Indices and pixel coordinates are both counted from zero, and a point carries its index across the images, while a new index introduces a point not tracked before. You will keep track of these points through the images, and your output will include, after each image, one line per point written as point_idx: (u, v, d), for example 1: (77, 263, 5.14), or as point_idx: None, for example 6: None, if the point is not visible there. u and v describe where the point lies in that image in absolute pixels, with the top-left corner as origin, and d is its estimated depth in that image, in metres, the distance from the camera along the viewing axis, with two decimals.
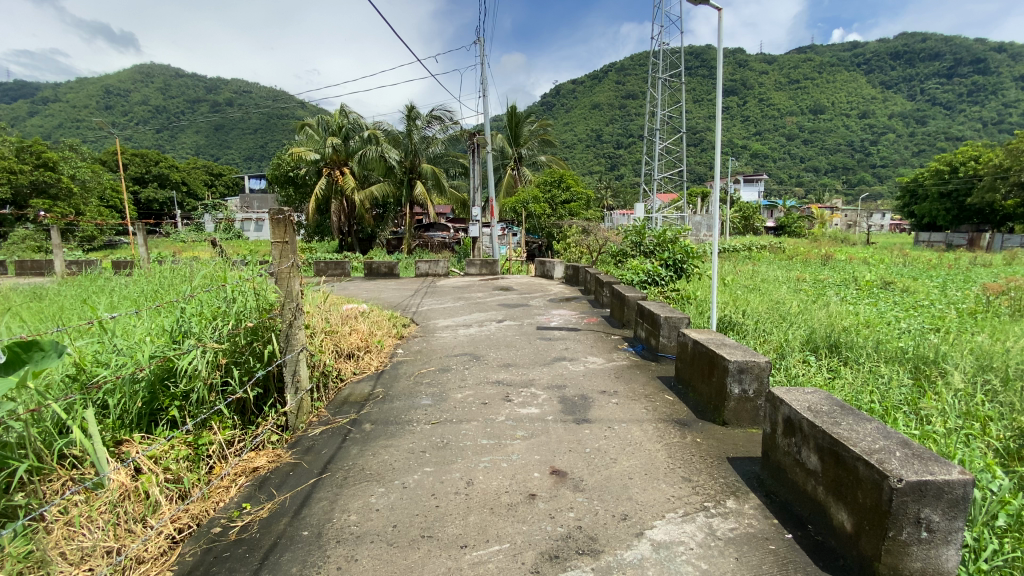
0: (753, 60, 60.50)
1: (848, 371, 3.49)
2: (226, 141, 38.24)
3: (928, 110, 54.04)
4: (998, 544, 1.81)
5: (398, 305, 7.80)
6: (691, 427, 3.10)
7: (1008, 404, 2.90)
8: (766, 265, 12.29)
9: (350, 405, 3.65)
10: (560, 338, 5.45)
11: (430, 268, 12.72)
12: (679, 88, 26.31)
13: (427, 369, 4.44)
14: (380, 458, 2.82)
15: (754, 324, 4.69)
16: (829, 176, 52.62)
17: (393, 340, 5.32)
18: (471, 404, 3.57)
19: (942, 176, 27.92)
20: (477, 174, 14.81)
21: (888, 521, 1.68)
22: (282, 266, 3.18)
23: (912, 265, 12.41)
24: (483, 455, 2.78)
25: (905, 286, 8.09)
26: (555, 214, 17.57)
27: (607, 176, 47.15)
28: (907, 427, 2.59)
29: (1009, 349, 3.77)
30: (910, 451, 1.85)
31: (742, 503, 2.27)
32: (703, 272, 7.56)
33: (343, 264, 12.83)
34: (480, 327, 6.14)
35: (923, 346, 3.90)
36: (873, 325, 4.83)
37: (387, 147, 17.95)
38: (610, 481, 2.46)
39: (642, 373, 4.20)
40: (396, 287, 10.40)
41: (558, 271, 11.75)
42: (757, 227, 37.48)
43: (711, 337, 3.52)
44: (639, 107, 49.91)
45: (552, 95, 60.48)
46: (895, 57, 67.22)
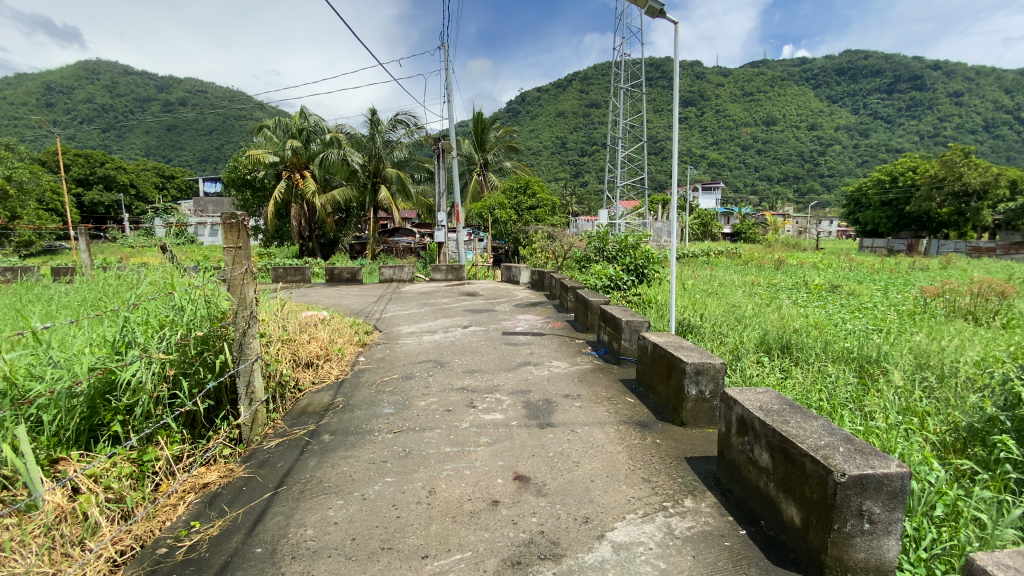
0: (710, 73, 63.11)
1: (798, 371, 3.65)
2: (179, 143, 36.85)
3: (870, 123, 57.39)
4: (935, 532, 1.94)
5: (360, 312, 7.64)
6: (651, 428, 3.16)
7: (943, 400, 3.10)
8: (724, 270, 12.75)
9: (308, 416, 3.54)
10: (525, 343, 5.46)
11: (394, 273, 12.51)
12: (640, 98, 27.06)
13: (389, 377, 4.35)
14: (339, 469, 2.74)
15: (711, 327, 4.85)
16: (782, 185, 55.31)
17: (354, 348, 5.21)
18: (435, 411, 3.53)
19: (883, 185, 29.67)
20: (442, 179, 14.58)
21: (833, 513, 1.75)
22: (234, 272, 3.07)
23: (856, 270, 13.17)
24: (446, 463, 2.74)
25: (850, 289, 8.59)
26: (521, 220, 17.77)
27: (573, 182, 47.92)
28: (852, 423, 2.74)
29: (943, 348, 4.04)
30: (854, 446, 1.94)
31: (699, 501, 2.32)
32: (663, 277, 7.79)
33: (302, 270, 12.41)
34: (445, 333, 6.09)
35: (867, 346, 4.11)
36: (821, 326, 5.10)
37: (349, 151, 17.62)
38: (573, 485, 2.47)
39: (604, 376, 4.26)
40: (359, 293, 10.18)
41: (524, 276, 11.79)
42: (715, 233, 39.00)
43: (670, 340, 3.60)
44: (602, 115, 51.18)
45: (517, 101, 61.16)
46: (839, 73, 71.28)
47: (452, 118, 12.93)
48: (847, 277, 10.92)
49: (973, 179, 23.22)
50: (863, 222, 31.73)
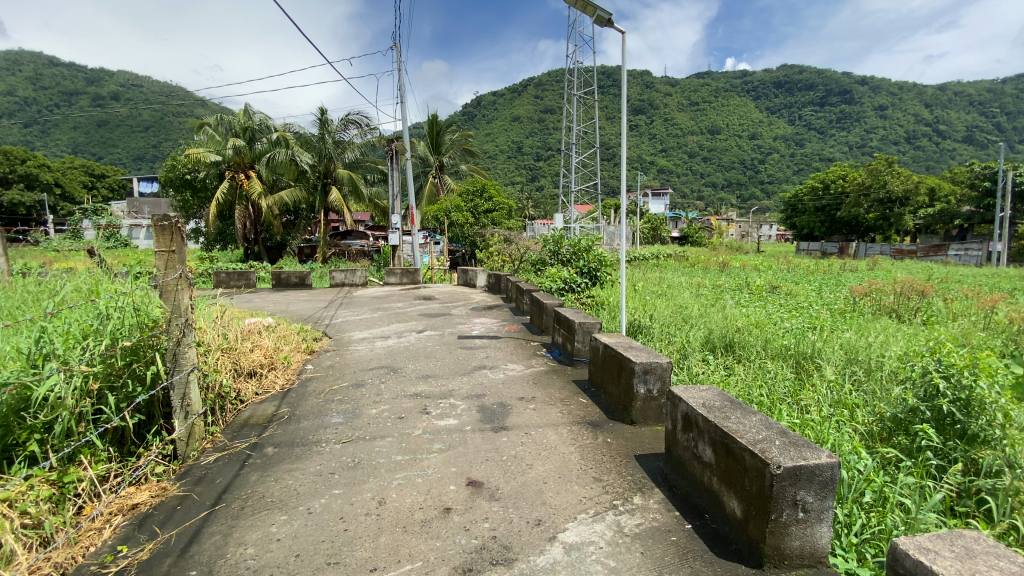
0: (659, 83, 65.49)
1: (740, 368, 3.82)
2: (112, 140, 34.40)
3: (805, 133, 61.11)
4: (863, 518, 2.08)
5: (309, 318, 7.35)
6: (602, 427, 3.22)
7: (869, 391, 3.34)
8: (672, 272, 13.18)
9: (250, 428, 3.38)
10: (481, 347, 5.45)
11: (346, 277, 12.15)
12: (592, 105, 27.63)
13: (338, 386, 4.20)
14: (284, 483, 2.62)
15: (660, 327, 5.00)
16: (726, 191, 57.95)
17: (302, 355, 5.01)
18: (387, 419, 3.44)
19: (817, 193, 31.65)
20: (396, 182, 14.26)
21: (771, 505, 1.83)
22: (167, 277, 2.89)
23: (793, 271, 13.94)
24: (397, 472, 2.68)
25: (788, 289, 9.11)
26: (477, 223, 17.79)
27: (529, 187, 48.33)
28: (790, 417, 2.89)
29: (870, 344, 4.34)
30: (787, 439, 2.04)
31: (647, 498, 2.38)
32: (615, 279, 7.96)
33: (247, 274, 11.82)
34: (398, 338, 5.98)
35: (803, 343, 4.35)
36: (761, 325, 5.36)
37: (298, 151, 17.10)
38: (525, 488, 2.47)
39: (559, 378, 4.30)
40: (307, 298, 9.79)
41: (480, 280, 11.75)
42: (664, 237, 40.37)
43: (620, 340, 3.68)
44: (557, 121, 52.04)
45: (473, 105, 61.24)
46: (777, 86, 75.82)
47: (406, 119, 12.74)
48: (785, 279, 11.57)
49: (896, 187, 25.19)
50: (800, 226, 33.74)
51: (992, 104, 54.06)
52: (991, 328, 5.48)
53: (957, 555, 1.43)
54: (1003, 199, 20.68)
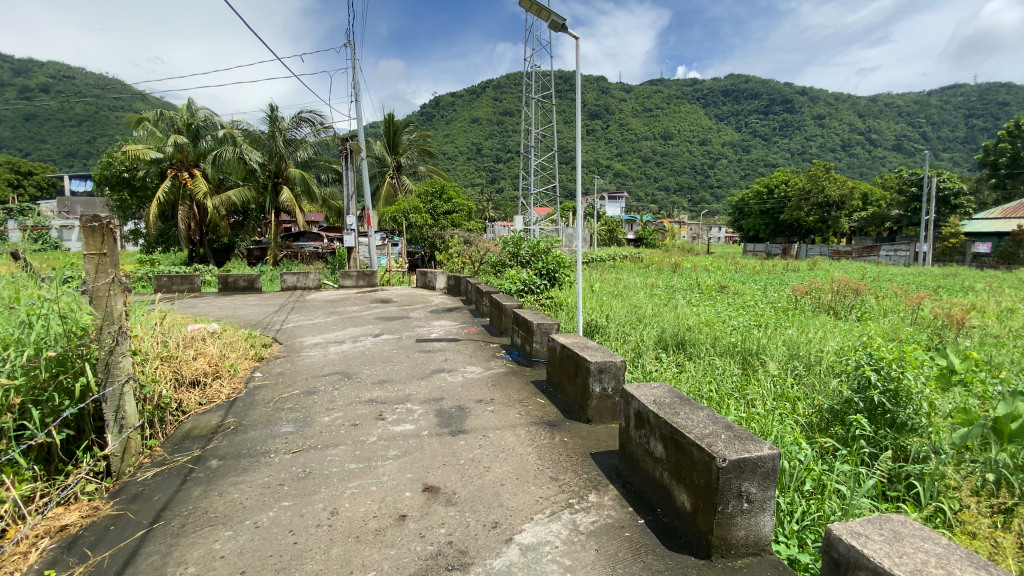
0: (614, 89, 67.12)
1: (691, 365, 3.95)
2: (40, 135, 31.85)
3: (751, 140, 64.12)
4: (803, 506, 2.20)
5: (258, 323, 7.07)
6: (559, 427, 3.25)
7: (807, 384, 3.53)
8: (628, 273, 13.49)
9: (193, 440, 3.21)
10: (440, 350, 5.39)
11: (298, 280, 11.73)
12: (550, 108, 27.93)
13: (289, 393, 4.05)
14: (229, 497, 2.50)
15: (616, 327, 5.12)
16: (678, 195, 60.02)
17: (250, 363, 4.81)
18: (340, 426, 3.34)
19: (762, 197, 33.25)
20: (351, 181, 13.89)
21: (717, 496, 1.90)
22: (97, 283, 2.70)
23: (741, 271, 14.58)
24: (350, 481, 2.60)
25: (736, 289, 9.51)
26: (437, 224, 17.63)
27: (489, 189, 48.33)
28: (737, 411, 3.02)
29: (809, 339, 4.58)
30: (733, 433, 2.13)
31: (602, 495, 2.42)
32: (573, 280, 8.06)
33: (191, 277, 11.23)
34: (353, 342, 5.83)
35: (749, 340, 4.55)
36: (711, 323, 5.58)
37: (246, 149, 16.46)
38: (482, 491, 2.46)
39: (518, 379, 4.31)
40: (256, 303, 9.38)
41: (440, 282, 11.63)
42: (620, 239, 41.30)
43: (577, 340, 3.73)
44: (516, 124, 52.44)
45: (431, 105, 60.68)
46: (725, 95, 79.28)
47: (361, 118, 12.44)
48: (733, 279, 12.06)
49: (833, 192, 26.84)
50: (746, 228, 35.33)
51: (917, 115, 58.30)
52: (918, 323, 5.92)
53: (886, 538, 1.54)
54: (927, 204, 22.35)
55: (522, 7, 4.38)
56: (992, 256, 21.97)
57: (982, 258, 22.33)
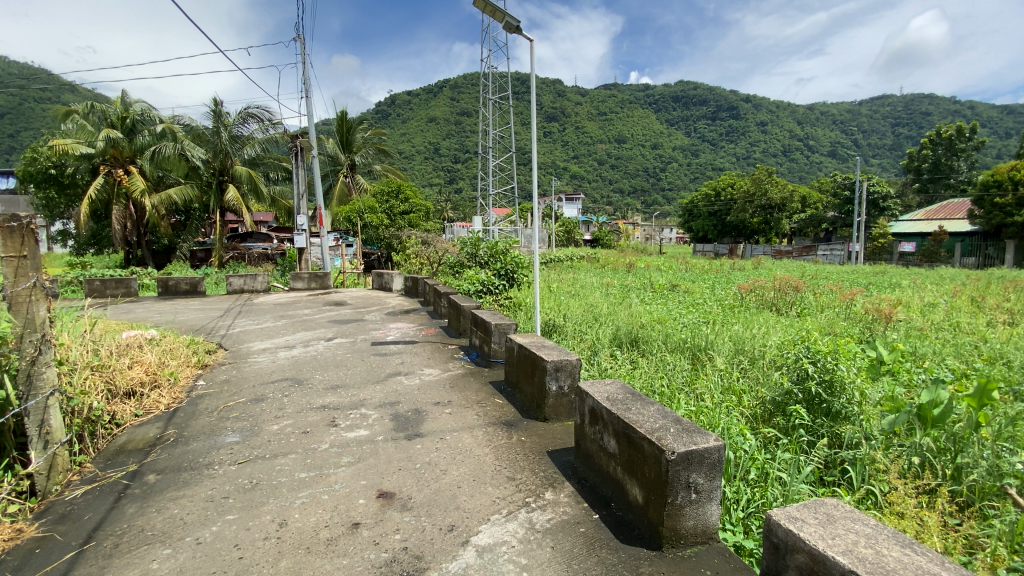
0: (570, 93, 68.24)
1: (644, 362, 4.07)
2: None
3: (700, 145, 66.71)
4: (747, 495, 2.31)
5: (201, 329, 6.72)
6: (516, 426, 3.27)
7: (751, 377, 3.70)
8: (584, 273, 13.74)
9: (128, 454, 3.01)
10: (396, 353, 5.30)
11: (245, 283, 11.23)
12: (507, 109, 28.03)
13: (235, 402, 3.88)
14: (169, 513, 2.37)
15: (573, 326, 5.19)
16: (632, 196, 61.59)
17: (191, 371, 4.57)
18: (290, 434, 3.23)
19: (710, 199, 34.68)
20: (302, 180, 13.40)
21: (667, 488, 1.97)
22: (17, 288, 2.49)
23: (691, 270, 15.13)
24: (300, 491, 2.52)
25: (686, 288, 9.85)
26: (393, 225, 17.34)
27: (447, 189, 47.92)
28: (686, 405, 3.14)
29: (754, 335, 4.82)
30: (681, 426, 2.20)
31: (558, 493, 2.45)
32: (530, 281, 8.12)
33: (127, 281, 10.54)
34: (304, 347, 5.64)
35: (698, 337, 4.73)
36: (663, 321, 5.76)
37: (188, 145, 15.63)
38: (438, 494, 2.44)
39: (476, 380, 4.31)
40: (199, 307, 8.91)
41: (397, 283, 11.44)
42: (577, 239, 41.95)
43: (533, 340, 3.76)
44: (473, 124, 52.36)
45: (387, 104, 59.65)
46: (675, 100, 82.18)
47: (312, 115, 12.04)
48: (684, 278, 12.52)
49: (775, 195, 28.70)
50: (696, 229, 36.72)
51: (850, 123, 62.31)
52: (851, 317, 6.36)
53: (820, 521, 1.63)
54: (859, 206, 23.90)
55: (477, 7, 4.37)
56: (916, 255, 23.82)
57: (908, 256, 24.15)
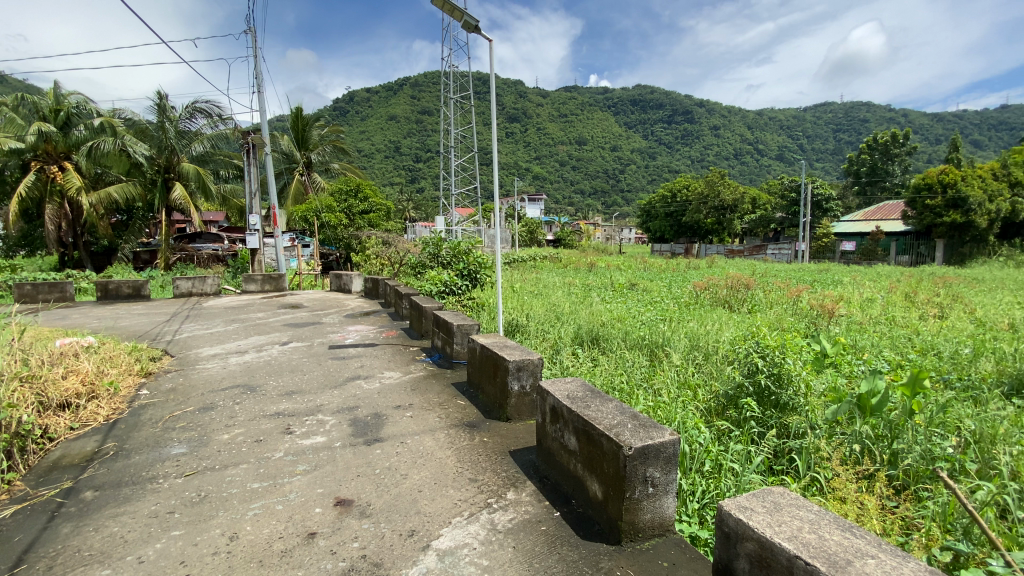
0: (531, 94, 68.75)
1: (604, 359, 4.14)
2: None
3: (657, 147, 68.54)
4: (701, 487, 2.39)
5: (145, 335, 6.36)
6: (478, 427, 3.26)
7: (705, 372, 3.84)
8: (547, 273, 13.86)
9: (62, 471, 2.81)
10: (355, 356, 5.18)
11: (194, 286, 10.70)
12: (468, 109, 27.91)
13: (181, 411, 3.69)
14: (108, 531, 2.23)
15: (535, 325, 5.22)
16: (593, 198, 62.57)
17: (134, 380, 4.32)
18: (241, 444, 3.10)
19: (666, 201, 35.70)
20: (255, 178, 12.89)
21: (625, 483, 2.01)
22: None
23: (648, 270, 15.50)
24: (252, 502, 2.42)
25: (644, 287, 10.11)
26: (352, 225, 16.97)
27: (409, 188, 47.30)
28: (644, 400, 3.22)
29: (709, 331, 4.99)
30: (638, 421, 2.25)
31: (520, 492, 2.46)
32: (493, 281, 8.10)
33: (62, 284, 9.84)
34: (257, 352, 5.43)
35: (657, 334, 4.85)
36: (622, 319, 5.88)
37: (130, 140, 14.78)
38: (399, 499, 2.40)
39: (438, 382, 4.27)
40: (142, 312, 8.43)
41: (356, 285, 11.19)
42: (539, 240, 42.26)
43: (495, 340, 3.77)
44: (435, 124, 51.91)
45: (345, 101, 58.24)
46: (633, 104, 84.20)
47: (265, 110, 11.61)
48: (643, 277, 12.81)
49: (727, 196, 29.90)
50: (653, 230, 37.67)
51: (796, 129, 65.56)
52: (797, 313, 6.70)
53: (768, 509, 1.71)
54: (805, 208, 25.19)
55: (434, 5, 4.32)
56: (856, 253, 25.32)
57: (849, 255, 25.66)
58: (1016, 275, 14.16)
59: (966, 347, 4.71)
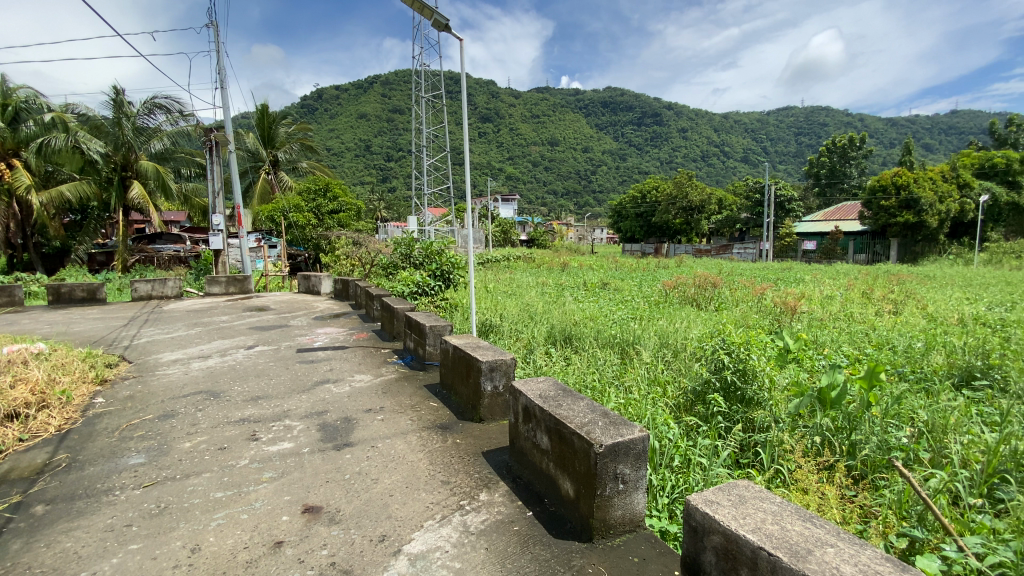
0: (503, 94, 68.81)
1: (576, 359, 4.18)
2: None
3: (628, 149, 69.56)
4: (670, 482, 2.44)
5: (100, 340, 6.08)
6: (451, 429, 3.24)
7: (674, 369, 3.91)
8: (520, 273, 13.90)
9: (9, 485, 2.65)
10: (324, 360, 5.07)
11: (153, 289, 10.28)
12: (441, 108, 27.74)
13: (140, 419, 3.54)
14: (59, 546, 2.12)
15: (508, 326, 5.22)
16: (565, 198, 63.00)
17: (89, 387, 4.12)
18: (203, 452, 3.00)
19: (637, 201, 36.29)
20: (218, 176, 12.47)
21: (596, 481, 2.03)
22: None
23: (619, 269, 15.72)
24: (216, 512, 2.34)
25: (616, 286, 10.25)
26: (322, 225, 16.64)
27: (380, 188, 46.66)
28: (616, 398, 3.27)
29: (678, 329, 5.09)
30: (609, 419, 2.28)
31: (492, 493, 2.46)
32: (466, 282, 8.05)
33: (9, 288, 9.31)
34: (221, 356, 5.26)
35: (627, 333, 4.92)
36: (594, 318, 5.95)
37: (84, 137, 14.09)
38: (369, 504, 2.37)
39: (410, 384, 4.22)
40: (97, 317, 8.04)
41: (325, 286, 10.96)
42: (513, 240, 42.30)
43: (468, 341, 3.76)
44: (406, 122, 51.40)
45: (313, 98, 57.03)
46: (604, 105, 85.31)
47: (228, 107, 11.25)
48: (614, 276, 12.98)
49: (695, 197, 30.58)
50: (624, 230, 38.22)
51: (761, 132, 67.61)
52: (762, 310, 6.91)
53: (732, 502, 1.75)
54: (768, 209, 26.02)
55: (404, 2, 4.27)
56: (816, 252, 26.31)
57: (810, 254, 26.61)
58: (964, 272, 14.95)
59: (918, 341, 4.95)
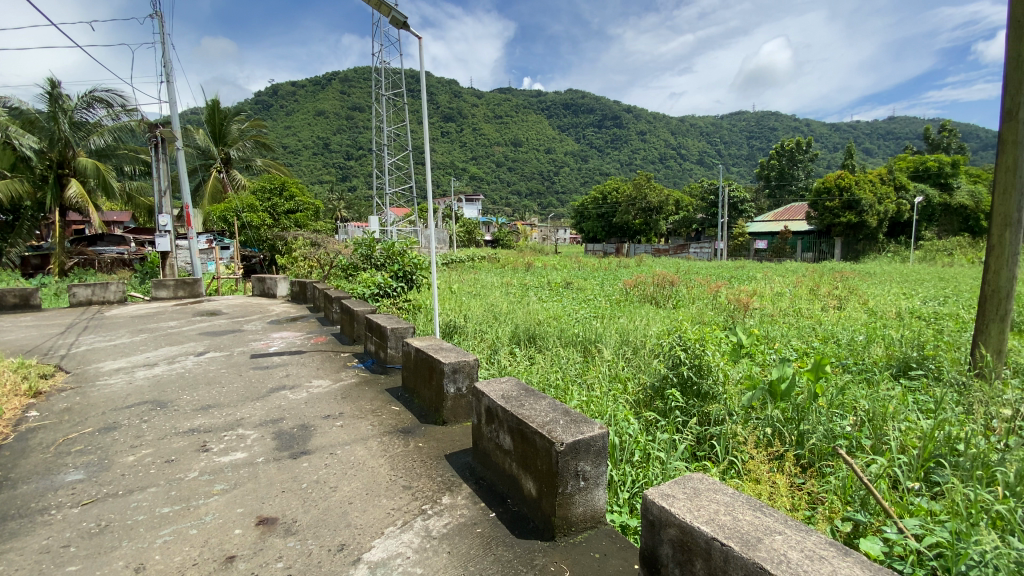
0: (466, 94, 68.52)
1: (540, 358, 4.22)
2: None
3: (589, 151, 70.64)
4: (630, 477, 2.49)
5: (33, 350, 5.66)
6: (413, 433, 3.20)
7: (634, 366, 4.00)
8: (484, 273, 13.88)
9: None
10: (280, 365, 4.91)
11: (94, 293, 9.67)
12: (402, 107, 27.36)
13: (78, 433, 3.33)
14: None
15: (472, 326, 5.21)
16: (529, 199, 63.30)
17: (20, 400, 3.83)
18: (149, 465, 2.84)
19: (598, 202, 36.90)
20: (164, 173, 11.85)
21: (557, 479, 2.05)
22: None
23: (581, 269, 15.94)
24: (162, 528, 2.23)
25: (578, 285, 10.38)
26: (278, 225, 16.10)
27: (340, 187, 45.56)
28: (578, 396, 3.31)
29: (638, 326, 5.22)
30: (570, 417, 2.30)
31: (455, 496, 2.44)
32: (429, 283, 7.97)
33: None
34: (168, 364, 5.01)
35: (589, 331, 5.01)
36: (558, 317, 6.01)
37: (14, 131, 13.12)
38: (328, 513, 2.31)
39: (371, 388, 4.13)
40: (30, 324, 7.49)
41: (282, 289, 10.62)
42: (477, 240, 42.15)
43: (430, 342, 3.72)
44: (366, 120, 50.36)
45: (268, 93, 55.08)
46: (566, 107, 86.36)
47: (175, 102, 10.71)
48: (577, 276, 13.16)
49: (654, 198, 31.35)
50: (586, 231, 38.78)
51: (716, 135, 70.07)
52: (717, 307, 7.17)
53: (688, 495, 1.81)
54: (723, 210, 26.97)
55: None
56: (768, 251, 27.48)
57: (762, 253, 27.77)
58: (898, 269, 16.02)
59: (860, 335, 5.24)
